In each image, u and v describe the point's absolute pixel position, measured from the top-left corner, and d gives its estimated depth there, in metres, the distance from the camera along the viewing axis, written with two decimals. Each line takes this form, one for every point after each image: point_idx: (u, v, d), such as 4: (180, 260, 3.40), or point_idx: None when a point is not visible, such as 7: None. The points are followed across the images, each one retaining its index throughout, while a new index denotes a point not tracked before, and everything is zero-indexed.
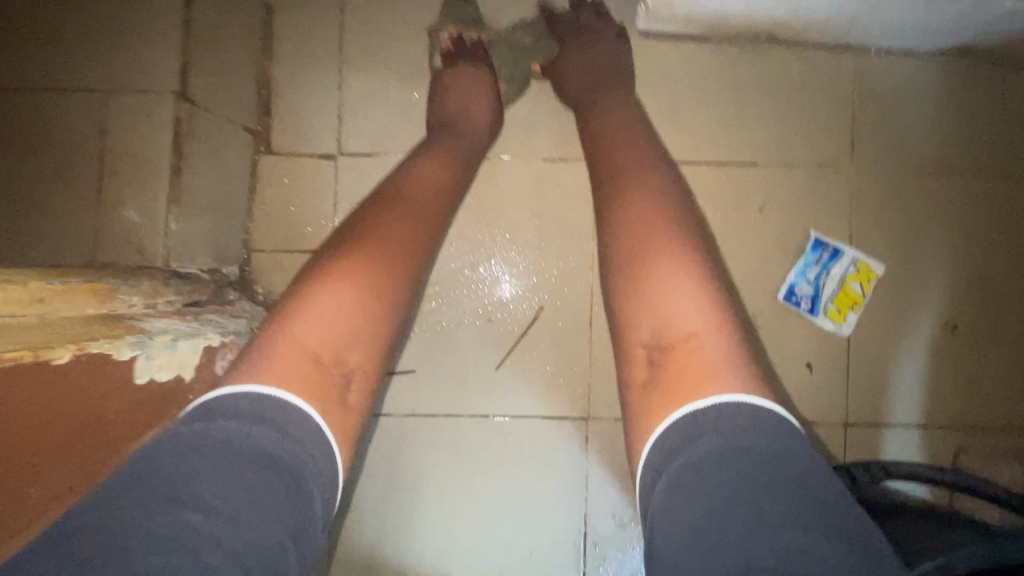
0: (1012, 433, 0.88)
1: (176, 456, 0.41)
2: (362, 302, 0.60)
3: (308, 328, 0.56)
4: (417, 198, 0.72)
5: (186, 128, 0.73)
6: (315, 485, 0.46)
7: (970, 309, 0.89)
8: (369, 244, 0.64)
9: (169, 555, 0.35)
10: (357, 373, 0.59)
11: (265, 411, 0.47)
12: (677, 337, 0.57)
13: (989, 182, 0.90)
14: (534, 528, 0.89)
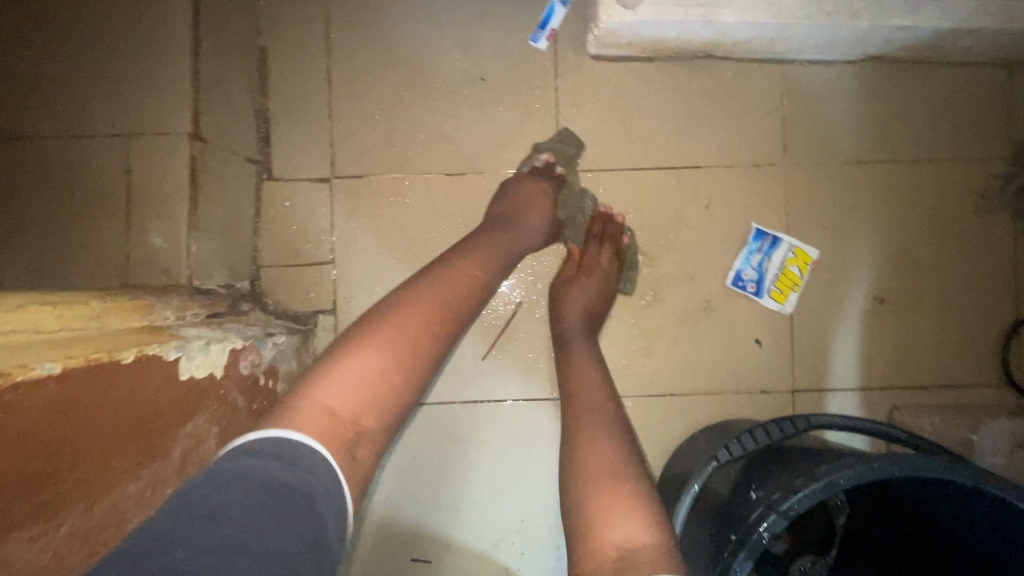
0: (937, 390, 1.01)
1: (208, 491, 0.47)
2: (386, 373, 0.66)
3: (336, 390, 0.62)
4: (445, 271, 0.79)
5: (200, 164, 0.84)
6: (327, 507, 0.51)
7: (896, 284, 1.02)
8: (396, 320, 0.70)
9: (209, 558, 0.41)
10: (372, 435, 0.63)
11: (287, 449, 0.54)
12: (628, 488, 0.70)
13: (905, 171, 1.02)
14: (524, 498, 1.01)
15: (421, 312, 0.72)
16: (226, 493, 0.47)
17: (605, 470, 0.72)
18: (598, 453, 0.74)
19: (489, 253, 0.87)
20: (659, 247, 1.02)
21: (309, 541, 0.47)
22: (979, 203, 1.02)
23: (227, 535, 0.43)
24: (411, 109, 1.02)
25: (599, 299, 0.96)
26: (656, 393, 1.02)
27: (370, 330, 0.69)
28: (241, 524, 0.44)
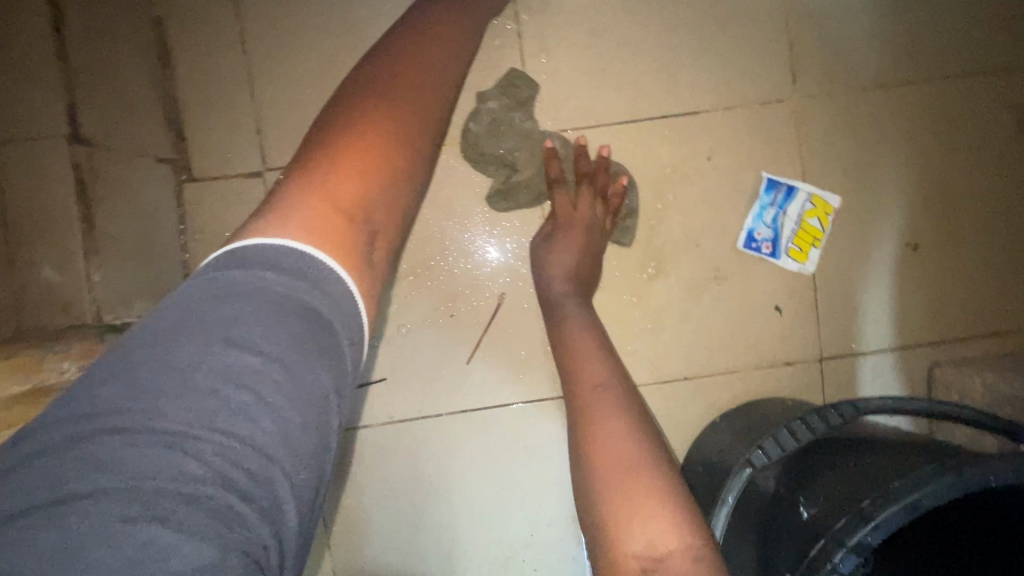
0: (981, 340, 0.89)
1: (217, 302, 0.36)
2: (390, 155, 0.50)
3: (338, 176, 0.46)
4: (426, 64, 0.59)
5: (88, 172, 0.68)
6: (352, 342, 0.41)
7: (929, 225, 0.89)
8: (384, 93, 0.54)
9: (229, 392, 0.33)
10: (385, 230, 0.50)
11: (301, 260, 0.40)
12: (634, 461, 0.57)
13: (935, 91, 0.88)
14: (531, 510, 0.90)
15: (410, 88, 0.56)
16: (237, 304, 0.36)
17: (617, 451, 0.58)
18: (610, 433, 0.60)
19: (457, 45, 0.66)
20: (657, 211, 0.88)
21: (336, 383, 0.38)
22: (1021, 119, 0.88)
23: (244, 367, 0.34)
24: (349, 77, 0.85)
25: (587, 256, 0.81)
26: (668, 378, 0.89)
27: (364, 105, 0.52)
28: (269, 357, 0.35)
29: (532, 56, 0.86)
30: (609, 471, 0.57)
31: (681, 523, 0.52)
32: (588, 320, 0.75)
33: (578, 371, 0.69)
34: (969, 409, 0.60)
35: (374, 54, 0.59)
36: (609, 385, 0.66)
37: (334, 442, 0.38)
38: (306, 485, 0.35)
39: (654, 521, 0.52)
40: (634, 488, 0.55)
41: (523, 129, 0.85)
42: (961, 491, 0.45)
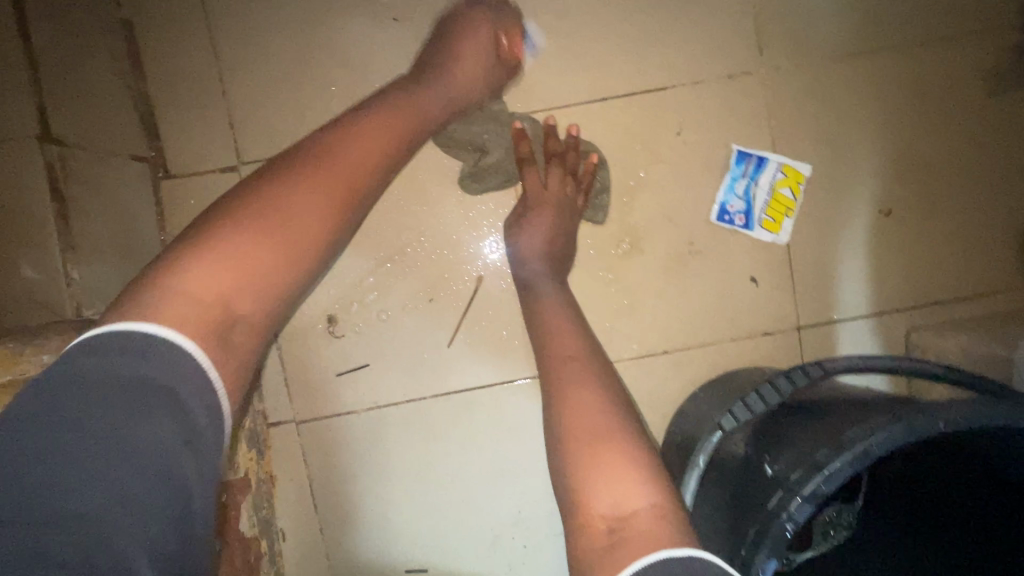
0: (959, 302, 0.90)
1: (49, 397, 0.42)
2: (267, 257, 0.55)
3: (208, 271, 0.51)
4: (342, 156, 0.63)
5: (63, 171, 0.69)
6: (191, 395, 0.45)
7: (901, 192, 0.89)
8: (284, 195, 0.58)
9: (46, 476, 0.39)
10: (252, 320, 0.54)
11: (128, 338, 0.45)
12: (600, 426, 0.59)
13: (902, 58, 0.88)
14: (518, 487, 0.91)
15: (316, 190, 0.60)
16: (67, 397, 0.42)
17: (587, 418, 0.60)
18: (580, 402, 0.62)
19: (397, 130, 0.70)
20: (630, 188, 0.88)
21: (176, 434, 0.43)
22: (991, 83, 0.88)
23: (64, 453, 0.40)
24: (319, 68, 0.86)
25: (560, 232, 0.82)
26: (648, 353, 0.90)
27: (260, 202, 0.57)
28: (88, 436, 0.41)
29: (500, 38, 0.86)
30: (581, 440, 0.58)
31: (646, 485, 0.53)
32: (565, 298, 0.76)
33: (551, 346, 0.70)
34: (935, 365, 0.61)
35: (297, 145, 0.64)
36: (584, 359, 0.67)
37: (187, 487, 0.43)
38: (156, 530, 0.41)
39: (623, 486, 0.53)
40: (603, 456, 0.56)
41: (492, 112, 0.86)
42: (913, 437, 0.45)
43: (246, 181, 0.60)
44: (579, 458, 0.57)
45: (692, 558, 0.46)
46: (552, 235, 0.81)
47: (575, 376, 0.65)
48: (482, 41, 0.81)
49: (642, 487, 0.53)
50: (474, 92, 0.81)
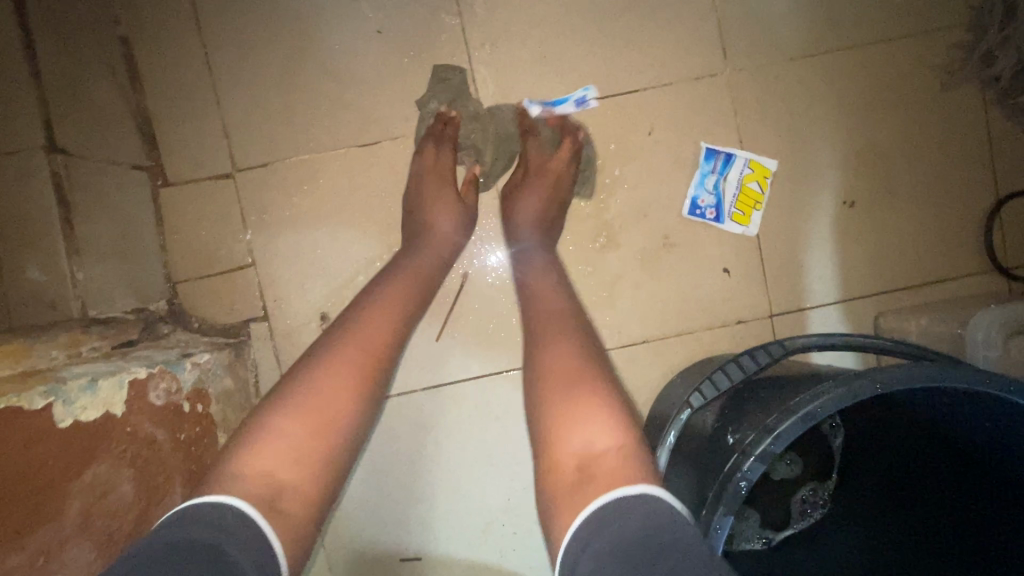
0: (922, 288, 0.94)
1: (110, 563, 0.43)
2: (310, 432, 0.58)
3: (261, 453, 0.55)
4: (370, 328, 0.68)
5: (68, 179, 0.73)
6: (236, 552, 0.45)
7: (863, 184, 0.94)
8: (320, 374, 0.63)
9: None
10: (307, 493, 0.56)
11: (188, 512, 0.48)
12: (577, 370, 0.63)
13: (858, 58, 0.93)
14: (508, 476, 0.95)
15: (347, 367, 0.64)
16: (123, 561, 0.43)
17: (568, 364, 0.64)
18: (562, 350, 0.66)
19: (418, 279, 0.78)
20: (606, 185, 0.93)
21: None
22: (942, 78, 0.93)
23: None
24: (307, 79, 0.91)
25: (547, 214, 0.87)
26: (627, 342, 0.94)
27: (299, 387, 0.61)
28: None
29: (478, 47, 0.91)
30: (562, 390, 0.62)
31: None
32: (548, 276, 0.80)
33: (529, 333, 0.74)
34: (884, 341, 0.65)
35: (336, 325, 0.70)
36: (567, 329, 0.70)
37: None
38: None
39: (594, 427, 0.57)
40: (584, 405, 0.59)
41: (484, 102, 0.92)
42: (862, 395, 0.50)
43: (294, 364, 0.66)
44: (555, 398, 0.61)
45: (627, 490, 0.50)
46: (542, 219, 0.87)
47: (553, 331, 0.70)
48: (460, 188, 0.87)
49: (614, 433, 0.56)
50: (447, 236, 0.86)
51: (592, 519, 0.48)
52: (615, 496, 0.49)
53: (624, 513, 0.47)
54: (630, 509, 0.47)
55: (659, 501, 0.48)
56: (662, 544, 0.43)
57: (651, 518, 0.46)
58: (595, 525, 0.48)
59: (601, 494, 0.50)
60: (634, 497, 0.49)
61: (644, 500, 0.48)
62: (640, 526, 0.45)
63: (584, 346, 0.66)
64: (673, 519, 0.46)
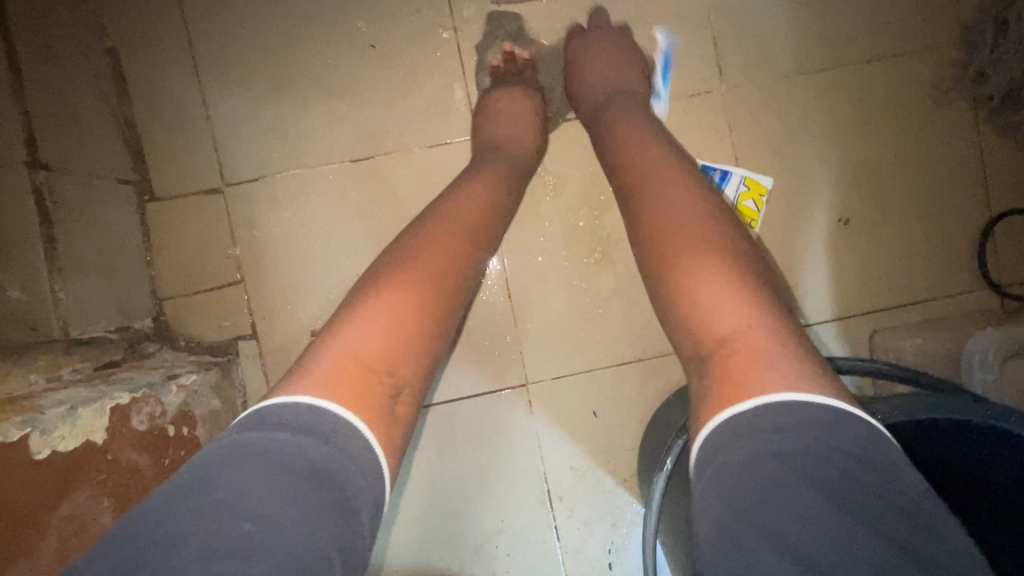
0: (916, 306, 0.94)
1: (241, 468, 0.45)
2: (411, 311, 0.60)
3: (366, 332, 0.57)
4: (459, 222, 0.70)
5: (50, 196, 0.71)
6: (361, 499, 0.48)
7: (858, 201, 0.94)
8: (412, 260, 0.64)
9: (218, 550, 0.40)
10: (410, 381, 0.59)
11: (320, 414, 0.50)
12: (689, 229, 0.64)
13: (852, 75, 0.93)
14: (502, 496, 0.93)
15: (435, 257, 0.65)
16: (257, 475, 0.44)
17: (681, 226, 0.64)
18: (672, 204, 0.67)
19: (506, 175, 0.79)
20: (600, 202, 0.93)
21: (336, 536, 0.45)
22: (934, 96, 0.93)
23: (243, 534, 0.41)
24: (300, 92, 0.89)
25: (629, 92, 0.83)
26: (622, 360, 0.94)
27: (394, 272, 0.63)
28: (263, 520, 0.42)
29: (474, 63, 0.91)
30: (682, 259, 0.62)
31: None
32: (641, 135, 0.75)
33: None
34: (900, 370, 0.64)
35: (421, 225, 0.70)
36: (675, 201, 0.67)
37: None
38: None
39: (715, 309, 0.57)
40: (708, 276, 0.59)
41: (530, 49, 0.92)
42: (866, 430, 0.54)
43: (379, 257, 0.68)
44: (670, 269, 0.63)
45: (736, 409, 0.50)
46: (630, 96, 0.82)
47: (662, 189, 0.68)
48: (530, 102, 0.86)
49: (745, 310, 0.56)
50: (528, 154, 0.85)
51: (708, 445, 0.50)
52: (728, 420, 0.50)
53: (733, 438, 0.48)
54: (736, 438, 0.48)
55: (778, 408, 0.47)
56: (770, 476, 0.43)
57: (757, 447, 0.46)
58: (708, 455, 0.49)
59: (717, 411, 0.52)
60: (744, 419, 0.48)
61: (752, 420, 0.48)
62: (745, 454, 0.46)
63: (691, 231, 0.64)
64: (784, 438, 0.45)
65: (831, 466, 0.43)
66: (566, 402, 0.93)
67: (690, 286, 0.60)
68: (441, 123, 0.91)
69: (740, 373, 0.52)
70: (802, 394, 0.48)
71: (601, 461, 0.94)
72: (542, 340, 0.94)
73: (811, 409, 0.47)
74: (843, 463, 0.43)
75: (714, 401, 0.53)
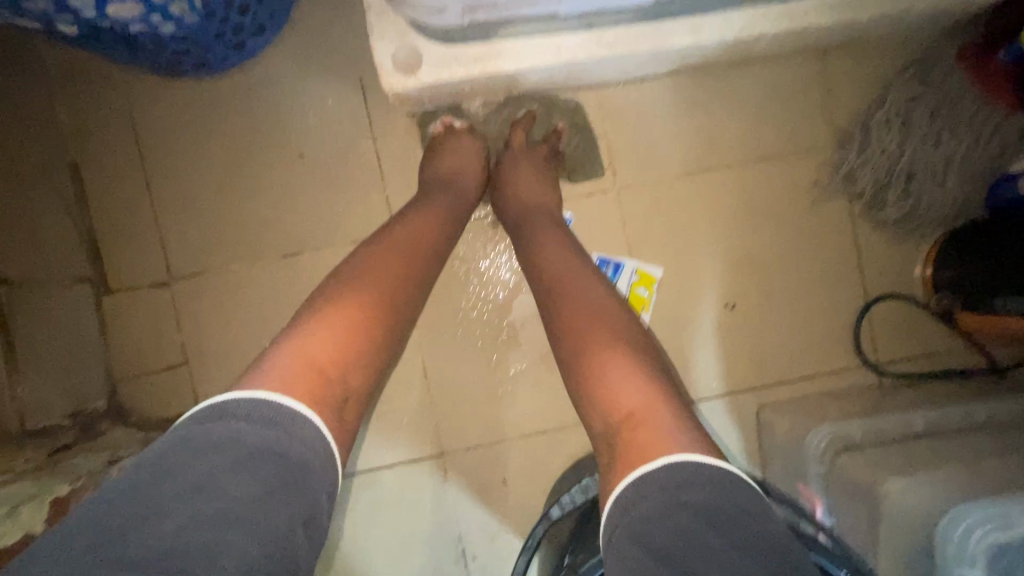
0: (800, 383, 1.02)
1: (205, 451, 0.52)
2: (359, 325, 0.69)
3: (321, 341, 0.65)
4: (409, 240, 0.81)
5: (7, 308, 0.85)
6: (320, 481, 0.56)
7: (743, 288, 1.02)
8: (367, 279, 0.74)
9: (195, 524, 0.47)
10: (356, 395, 0.67)
11: (274, 405, 0.57)
12: (579, 321, 0.72)
13: (739, 173, 1.02)
14: (420, 557, 1.03)
15: (382, 279, 0.75)
16: (221, 457, 0.51)
17: (590, 313, 0.73)
18: (577, 296, 0.75)
19: (455, 207, 0.89)
20: (509, 292, 1.03)
21: (300, 510, 0.53)
22: (812, 193, 1.01)
23: (218, 509, 0.49)
24: (237, 196, 1.01)
25: (542, 186, 0.92)
26: (529, 433, 1.04)
27: (351, 288, 0.72)
28: (236, 497, 0.50)
29: (391, 168, 1.00)
30: (597, 349, 0.69)
31: None
32: (552, 241, 0.83)
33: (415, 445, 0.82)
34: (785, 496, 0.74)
35: (373, 244, 0.80)
36: (579, 287, 0.76)
37: (298, 544, 0.52)
38: (273, 557, 0.50)
39: (620, 388, 0.64)
40: (621, 361, 0.66)
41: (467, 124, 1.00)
42: None
43: (332, 275, 0.77)
44: (574, 347, 0.71)
45: (647, 466, 0.55)
46: (544, 197, 0.92)
47: (565, 272, 0.78)
48: (478, 159, 0.95)
49: (646, 393, 0.63)
50: (471, 201, 0.93)
51: (622, 498, 0.54)
52: (639, 477, 0.54)
53: (639, 498, 0.53)
54: (648, 491, 0.53)
55: (684, 469, 0.53)
56: (678, 521, 0.49)
57: (664, 497, 0.51)
58: (622, 503, 0.54)
59: (627, 473, 0.56)
60: (656, 476, 0.53)
61: (663, 479, 0.53)
62: (658, 505, 0.51)
63: (592, 322, 0.72)
64: (690, 491, 0.51)
65: (727, 514, 0.50)
66: (479, 471, 1.03)
67: (592, 366, 0.68)
68: (362, 222, 1.01)
69: (640, 447, 0.57)
70: (694, 453, 0.55)
71: (510, 524, 1.03)
72: (456, 416, 1.03)
73: (708, 470, 0.54)
74: (733, 513, 0.50)
75: (619, 468, 0.58)
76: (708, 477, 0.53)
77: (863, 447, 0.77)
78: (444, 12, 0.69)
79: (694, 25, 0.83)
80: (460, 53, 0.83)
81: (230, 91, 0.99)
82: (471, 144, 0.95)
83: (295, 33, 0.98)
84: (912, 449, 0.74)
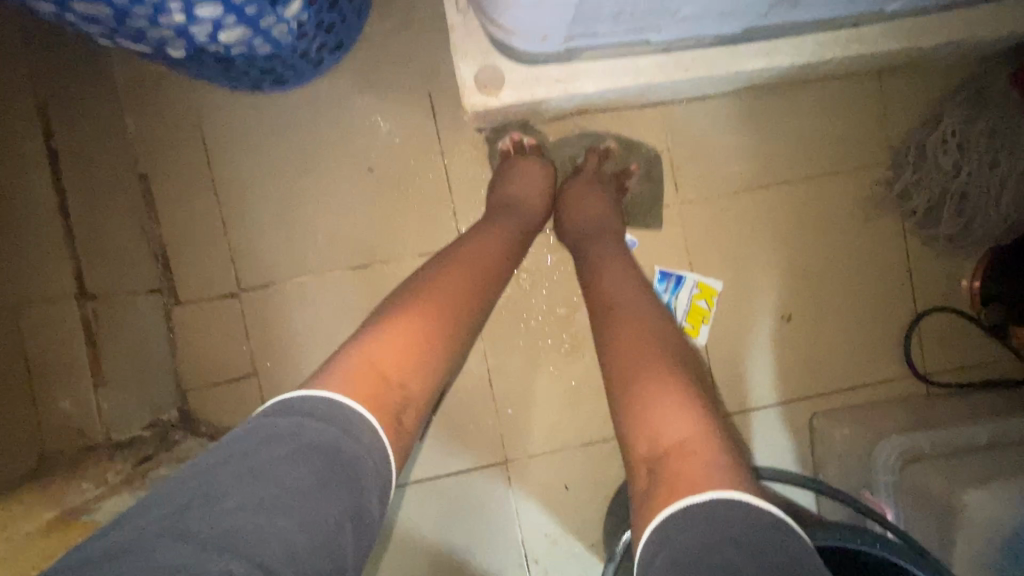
0: (853, 392, 1.06)
1: (265, 439, 0.52)
2: (416, 331, 0.68)
3: (384, 344, 0.65)
4: (477, 252, 0.82)
5: (96, 320, 0.84)
6: (371, 480, 0.55)
7: (799, 299, 1.05)
8: (433, 288, 0.74)
9: (250, 507, 0.48)
10: (414, 401, 0.65)
11: (335, 405, 0.56)
12: (624, 347, 0.71)
13: (796, 190, 1.05)
14: (485, 561, 1.05)
15: (442, 282, 0.75)
16: (280, 446, 0.52)
17: (634, 340, 0.71)
18: (623, 327, 0.73)
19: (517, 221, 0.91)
20: (571, 303, 1.05)
21: (349, 505, 0.52)
22: (866, 209, 1.05)
23: (273, 495, 0.49)
24: (306, 208, 1.02)
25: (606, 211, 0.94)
26: (588, 441, 1.06)
27: (416, 296, 0.72)
28: (290, 485, 0.50)
29: (459, 181, 1.02)
30: (639, 377, 0.66)
31: None
32: (613, 265, 0.84)
33: None
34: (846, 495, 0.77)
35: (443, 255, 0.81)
36: (641, 308, 0.76)
37: (344, 541, 0.51)
38: (319, 550, 0.49)
39: (664, 418, 0.61)
40: (663, 389, 0.64)
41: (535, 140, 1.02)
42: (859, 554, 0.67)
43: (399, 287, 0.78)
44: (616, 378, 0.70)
45: (688, 499, 0.53)
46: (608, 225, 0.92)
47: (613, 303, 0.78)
48: (544, 171, 0.97)
49: (692, 424, 0.60)
50: (538, 213, 0.95)
51: (661, 528, 0.52)
52: (680, 511, 0.52)
53: (681, 531, 0.51)
54: (690, 524, 0.51)
55: (730, 508, 0.51)
56: (724, 558, 0.47)
57: (705, 535, 0.49)
58: (661, 536, 0.52)
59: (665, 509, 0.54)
60: (698, 509, 0.51)
61: (702, 514, 0.51)
62: (705, 541, 0.49)
63: (639, 346, 0.70)
64: (735, 531, 0.49)
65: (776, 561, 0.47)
66: (541, 478, 1.06)
67: (635, 390, 0.66)
68: (429, 235, 1.03)
69: (686, 477, 0.55)
70: (739, 495, 0.52)
71: (571, 529, 1.06)
72: (519, 424, 1.06)
73: (758, 513, 0.51)
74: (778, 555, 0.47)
75: (660, 497, 0.55)
76: (759, 520, 0.50)
77: (933, 457, 0.82)
78: (545, 40, 0.71)
79: (769, 49, 0.86)
80: (541, 74, 0.85)
81: (300, 105, 1.00)
82: (538, 168, 0.96)
83: (366, 48, 1.00)
84: (982, 460, 0.78)
